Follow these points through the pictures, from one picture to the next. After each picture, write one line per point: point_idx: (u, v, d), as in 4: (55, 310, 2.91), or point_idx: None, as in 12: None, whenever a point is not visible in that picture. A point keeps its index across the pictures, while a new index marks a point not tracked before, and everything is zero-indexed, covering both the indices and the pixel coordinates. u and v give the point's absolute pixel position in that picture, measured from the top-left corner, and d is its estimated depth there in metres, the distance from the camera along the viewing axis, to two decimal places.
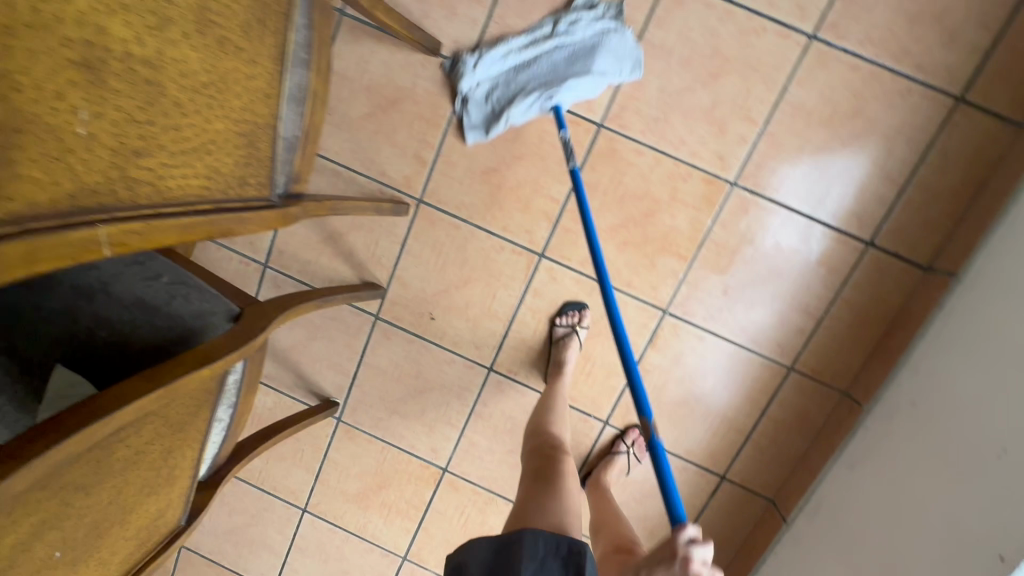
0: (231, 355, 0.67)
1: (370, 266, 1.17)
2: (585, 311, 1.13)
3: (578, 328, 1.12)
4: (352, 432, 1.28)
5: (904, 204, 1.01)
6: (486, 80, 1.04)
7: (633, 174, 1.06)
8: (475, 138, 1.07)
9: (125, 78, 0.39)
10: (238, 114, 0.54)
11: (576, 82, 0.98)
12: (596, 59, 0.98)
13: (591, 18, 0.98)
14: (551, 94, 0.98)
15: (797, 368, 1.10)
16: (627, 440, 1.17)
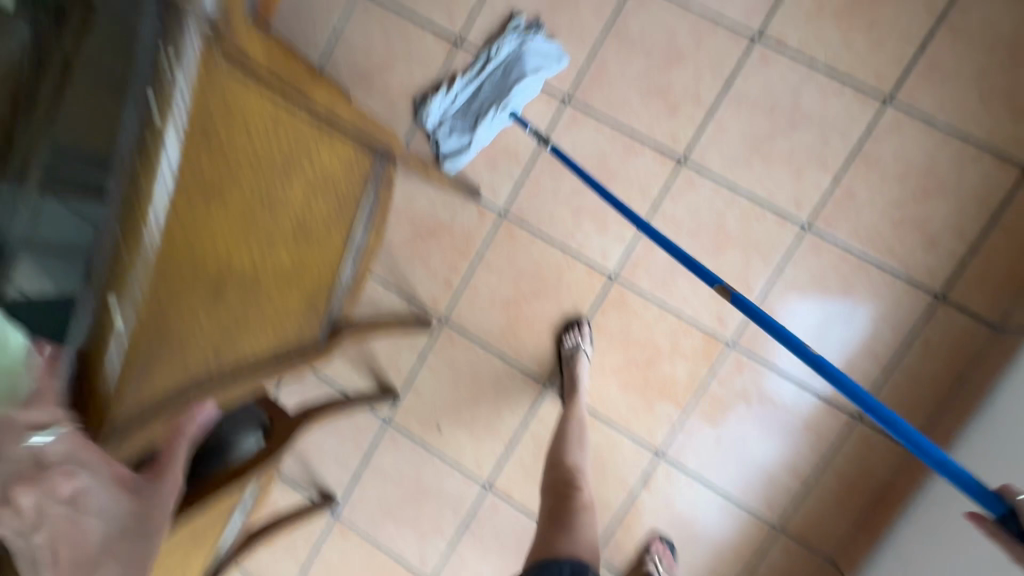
0: (259, 472, 0.74)
1: (390, 373, 1.27)
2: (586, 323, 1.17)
3: (581, 344, 1.15)
4: (347, 530, 1.31)
5: (889, 384, 1.08)
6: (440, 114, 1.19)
7: (639, 323, 1.16)
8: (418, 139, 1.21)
9: (235, 285, 0.56)
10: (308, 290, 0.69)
11: (526, 88, 1.13)
12: (526, 62, 1.12)
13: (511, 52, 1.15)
14: (505, 104, 1.13)
15: (784, 528, 1.13)
16: (654, 555, 1.14)
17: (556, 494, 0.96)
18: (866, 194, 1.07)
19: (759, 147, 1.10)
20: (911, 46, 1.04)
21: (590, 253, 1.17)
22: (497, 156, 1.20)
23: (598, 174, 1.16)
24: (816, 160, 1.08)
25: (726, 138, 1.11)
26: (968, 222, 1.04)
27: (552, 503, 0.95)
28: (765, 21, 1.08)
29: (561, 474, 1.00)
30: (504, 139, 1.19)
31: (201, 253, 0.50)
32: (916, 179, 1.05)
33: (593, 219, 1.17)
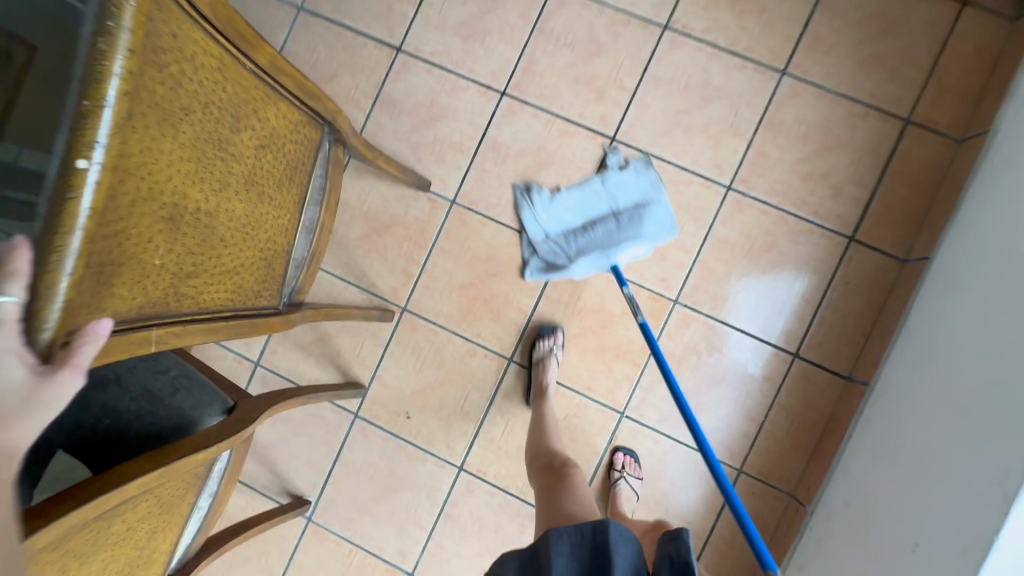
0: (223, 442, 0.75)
1: (355, 366, 1.28)
2: (560, 332, 1.21)
3: (554, 349, 1.19)
4: (322, 533, 1.28)
5: (819, 322, 1.18)
6: (552, 232, 1.23)
7: (590, 290, 1.23)
8: (533, 275, 1.23)
9: (192, 209, 0.54)
10: (274, 233, 0.72)
11: (628, 247, 1.18)
12: (644, 226, 1.19)
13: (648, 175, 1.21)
14: (608, 253, 1.18)
15: (745, 469, 1.18)
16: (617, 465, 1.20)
17: (548, 473, 0.98)
18: (776, 154, 1.19)
19: (678, 120, 1.22)
20: (796, 26, 1.20)
21: (538, 231, 1.24)
22: (444, 148, 1.28)
23: (539, 156, 1.25)
24: (729, 128, 1.21)
25: (649, 116, 1.23)
26: (864, 171, 1.17)
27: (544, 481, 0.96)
28: (670, 14, 1.23)
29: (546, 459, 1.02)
30: (449, 132, 1.28)
31: (164, 181, 0.49)
32: (816, 138, 1.19)
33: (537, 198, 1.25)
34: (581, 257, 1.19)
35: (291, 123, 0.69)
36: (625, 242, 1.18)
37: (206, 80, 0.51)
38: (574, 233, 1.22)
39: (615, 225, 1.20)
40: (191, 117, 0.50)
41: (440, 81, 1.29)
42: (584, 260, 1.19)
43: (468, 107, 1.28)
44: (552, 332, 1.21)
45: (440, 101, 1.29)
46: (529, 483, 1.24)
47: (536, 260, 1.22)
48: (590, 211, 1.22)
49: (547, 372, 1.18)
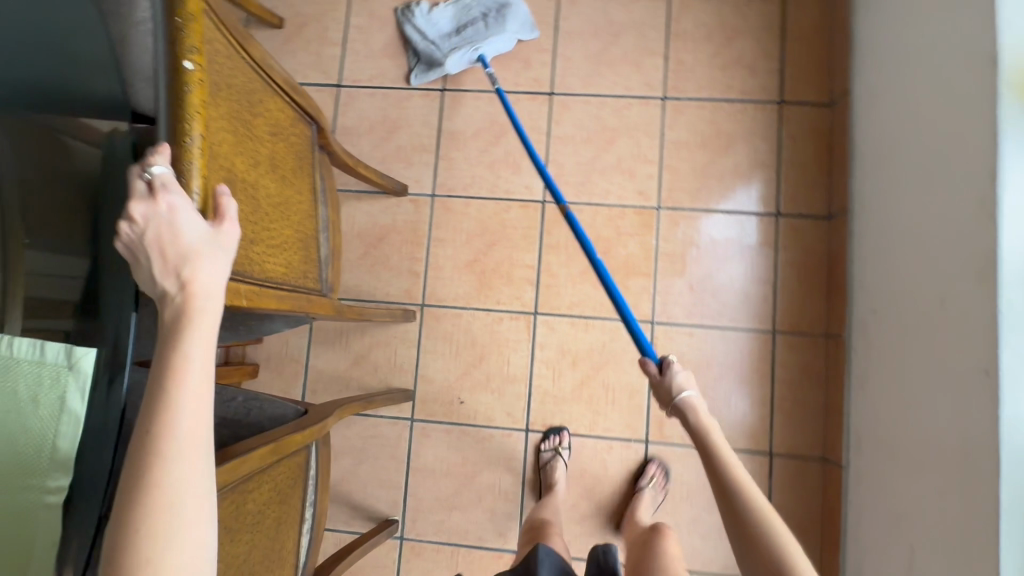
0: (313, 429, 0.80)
1: (395, 375, 1.32)
2: (565, 432, 1.26)
3: (560, 450, 1.25)
4: (419, 546, 1.28)
5: (785, 179, 1.30)
6: (429, 42, 1.37)
7: (581, 225, 1.33)
8: (419, 79, 1.39)
9: (242, 181, 0.63)
10: (303, 220, 0.79)
11: (493, 42, 1.33)
12: (508, 24, 1.32)
13: (511, 15, 1.33)
14: (476, 47, 1.32)
15: (778, 328, 1.26)
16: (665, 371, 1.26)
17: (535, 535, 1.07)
18: (691, 58, 1.35)
19: (600, 59, 1.37)
20: None
21: (517, 192, 1.35)
22: (409, 153, 1.39)
23: (494, 130, 1.37)
24: (645, 50, 1.36)
25: (574, 64, 1.37)
26: (767, 45, 1.34)
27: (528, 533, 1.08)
28: None
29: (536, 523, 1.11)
30: (408, 139, 1.39)
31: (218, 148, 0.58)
32: (718, 33, 1.35)
33: (506, 166, 1.36)
34: (451, 49, 1.33)
35: (289, 120, 0.78)
36: (481, 43, 1.32)
37: (226, 69, 0.61)
38: (446, 35, 1.35)
39: (477, 25, 1.33)
40: (223, 98, 0.60)
41: (386, 99, 1.41)
42: (457, 54, 1.33)
43: (418, 112, 1.40)
44: (559, 431, 1.27)
45: (391, 115, 1.40)
46: (594, 419, 1.27)
47: (419, 64, 1.38)
48: (456, 22, 1.36)
49: (556, 473, 1.21)
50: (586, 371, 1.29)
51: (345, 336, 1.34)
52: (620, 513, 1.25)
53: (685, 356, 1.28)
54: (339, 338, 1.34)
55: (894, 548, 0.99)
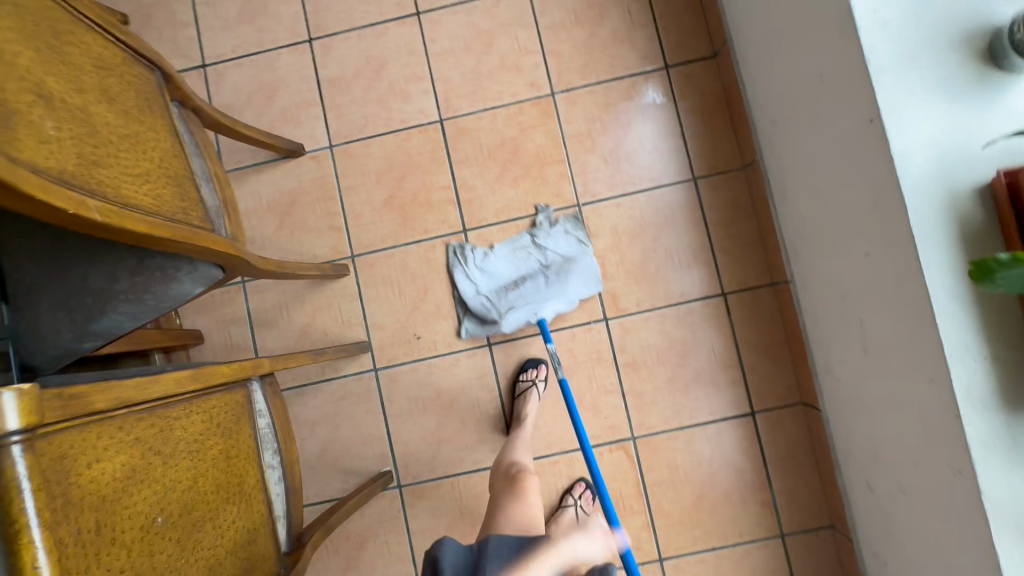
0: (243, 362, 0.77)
1: (347, 332, 1.30)
2: (544, 365, 1.25)
3: (537, 381, 1.23)
4: (419, 489, 1.27)
5: (664, 32, 1.30)
6: (478, 284, 1.27)
7: (485, 133, 1.31)
8: (469, 329, 1.27)
9: (59, 100, 0.60)
10: (166, 155, 0.75)
11: (550, 304, 1.24)
12: (572, 279, 1.25)
13: (558, 232, 1.28)
14: (535, 310, 1.23)
15: (698, 174, 1.28)
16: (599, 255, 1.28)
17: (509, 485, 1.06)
18: None
19: None
20: None
21: (413, 119, 1.33)
22: (295, 112, 1.35)
23: (372, 65, 1.34)
24: None
25: None
26: None
27: (497, 488, 1.05)
28: None
29: (508, 470, 1.09)
30: (290, 99, 1.35)
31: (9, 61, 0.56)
32: None
33: (395, 96, 1.33)
34: (508, 292, 1.26)
35: (118, 56, 0.74)
36: (541, 308, 1.24)
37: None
38: (502, 290, 1.26)
39: (536, 280, 1.25)
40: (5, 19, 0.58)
41: (256, 66, 1.36)
42: (515, 312, 1.25)
43: (292, 69, 1.36)
44: (536, 364, 1.25)
45: (266, 80, 1.36)
46: (551, 313, 1.28)
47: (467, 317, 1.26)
48: (516, 271, 1.27)
49: (530, 403, 1.22)
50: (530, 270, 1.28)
51: (286, 309, 1.31)
52: (601, 395, 1.26)
53: (618, 227, 1.28)
54: (279, 314, 1.31)
55: (846, 331, 1.02)
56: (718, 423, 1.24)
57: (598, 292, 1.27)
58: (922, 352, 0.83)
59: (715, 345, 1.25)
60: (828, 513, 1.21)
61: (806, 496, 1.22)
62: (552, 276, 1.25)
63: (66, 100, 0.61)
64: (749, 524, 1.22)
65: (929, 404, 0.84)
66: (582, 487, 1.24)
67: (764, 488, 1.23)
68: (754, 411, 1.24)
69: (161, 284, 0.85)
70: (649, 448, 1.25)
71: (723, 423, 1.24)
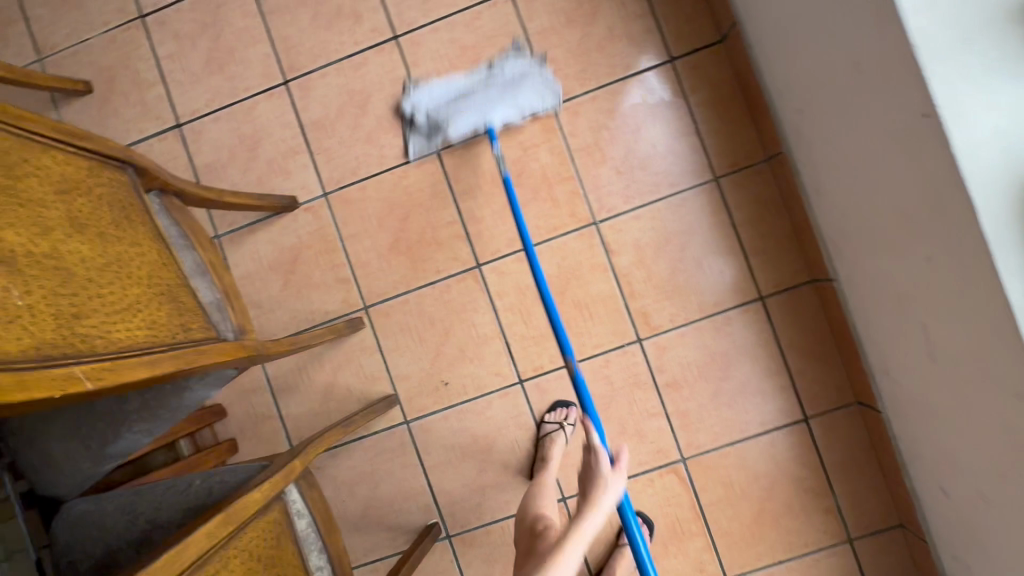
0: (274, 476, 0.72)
1: (371, 386, 1.24)
2: (574, 407, 1.20)
3: (564, 425, 1.18)
4: (469, 537, 1.23)
5: (664, 21, 1.19)
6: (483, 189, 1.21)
7: (485, 158, 1.23)
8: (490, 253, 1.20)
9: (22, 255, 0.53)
10: (153, 270, 0.69)
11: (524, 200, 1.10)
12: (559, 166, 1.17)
13: (513, 64, 1.21)
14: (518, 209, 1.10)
15: (719, 173, 1.18)
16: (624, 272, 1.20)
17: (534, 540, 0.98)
18: None
19: None
20: None
21: (407, 154, 1.24)
22: (282, 163, 1.26)
23: (356, 101, 1.25)
24: None
25: None
26: None
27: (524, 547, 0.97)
28: None
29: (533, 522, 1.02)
30: (275, 149, 1.27)
31: None
32: None
33: (384, 131, 1.24)
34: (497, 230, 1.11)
35: (85, 168, 0.67)
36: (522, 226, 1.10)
37: None
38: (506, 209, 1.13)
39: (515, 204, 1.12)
40: None
41: (233, 118, 1.27)
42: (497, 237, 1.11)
43: (271, 116, 1.27)
44: (565, 407, 1.20)
45: (247, 132, 1.27)
46: (580, 340, 1.21)
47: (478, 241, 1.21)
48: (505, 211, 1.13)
49: (556, 447, 1.15)
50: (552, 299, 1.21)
51: (305, 371, 1.25)
52: (644, 419, 1.20)
53: (640, 241, 1.20)
54: (299, 376, 1.26)
55: (906, 336, 0.94)
56: (770, 433, 1.18)
57: (627, 312, 1.20)
58: (1001, 366, 0.76)
59: (757, 353, 1.18)
60: (896, 512, 1.16)
61: (871, 498, 1.16)
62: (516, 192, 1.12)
63: (31, 251, 0.54)
64: (814, 533, 1.18)
65: (1015, 419, 0.77)
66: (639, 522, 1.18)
67: (826, 495, 1.17)
68: (806, 417, 1.18)
69: (174, 397, 0.79)
70: (701, 467, 1.19)
71: (776, 433, 1.18)
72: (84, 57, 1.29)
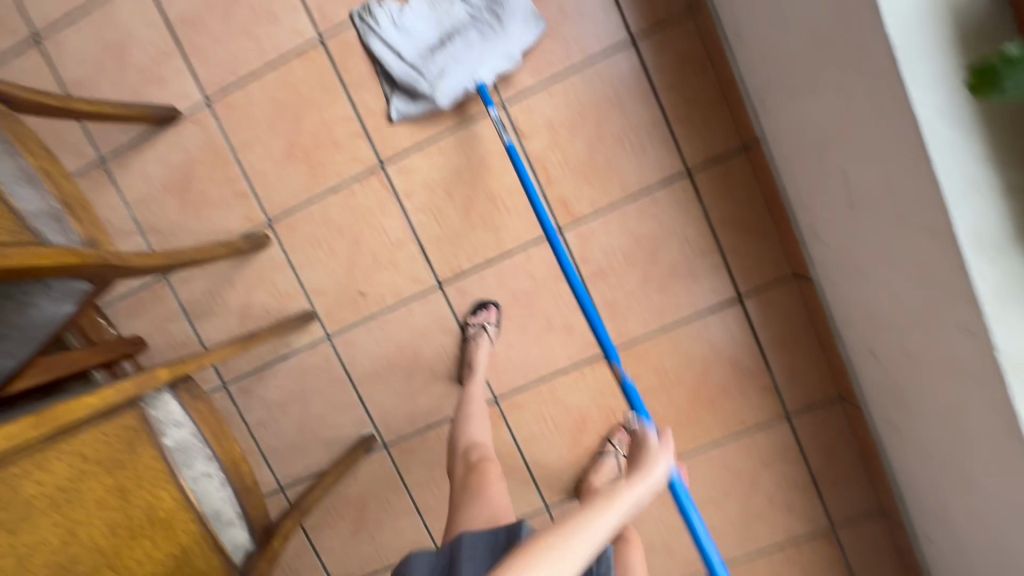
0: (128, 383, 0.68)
1: (288, 305, 1.19)
2: (495, 306, 1.14)
3: (484, 327, 1.13)
4: (407, 445, 1.22)
5: None
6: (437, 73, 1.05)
7: (374, 42, 1.09)
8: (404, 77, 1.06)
9: None
10: None
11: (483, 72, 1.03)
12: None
13: None
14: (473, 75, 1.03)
15: (636, 32, 1.05)
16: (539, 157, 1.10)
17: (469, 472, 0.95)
18: None
19: None
20: None
21: (289, 45, 1.10)
22: (155, 70, 1.14)
23: None
24: None
25: None
26: None
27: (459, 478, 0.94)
28: None
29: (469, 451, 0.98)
30: (144, 54, 1.14)
31: None
32: None
33: (260, 21, 1.10)
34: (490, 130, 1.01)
35: None
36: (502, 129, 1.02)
37: None
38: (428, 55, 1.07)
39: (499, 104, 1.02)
40: None
41: (93, 23, 1.14)
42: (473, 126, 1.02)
43: (135, 16, 1.13)
44: (487, 307, 1.14)
45: (112, 39, 1.14)
46: (499, 237, 1.13)
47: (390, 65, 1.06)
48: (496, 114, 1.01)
49: (477, 351, 1.11)
50: (465, 194, 1.12)
51: (218, 295, 1.20)
52: (573, 313, 1.15)
53: (554, 119, 1.08)
54: (213, 301, 1.20)
55: (829, 189, 0.85)
56: (703, 317, 1.12)
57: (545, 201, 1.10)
58: (914, 199, 0.67)
59: (688, 233, 1.10)
60: (836, 384, 1.12)
61: (808, 373, 1.12)
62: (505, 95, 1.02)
63: None
64: (752, 411, 1.15)
65: (930, 260, 0.69)
66: (622, 431, 1.17)
67: (763, 374, 1.14)
68: (740, 297, 1.11)
69: (16, 313, 0.73)
70: (633, 357, 1.15)
71: (709, 315, 1.12)
72: None
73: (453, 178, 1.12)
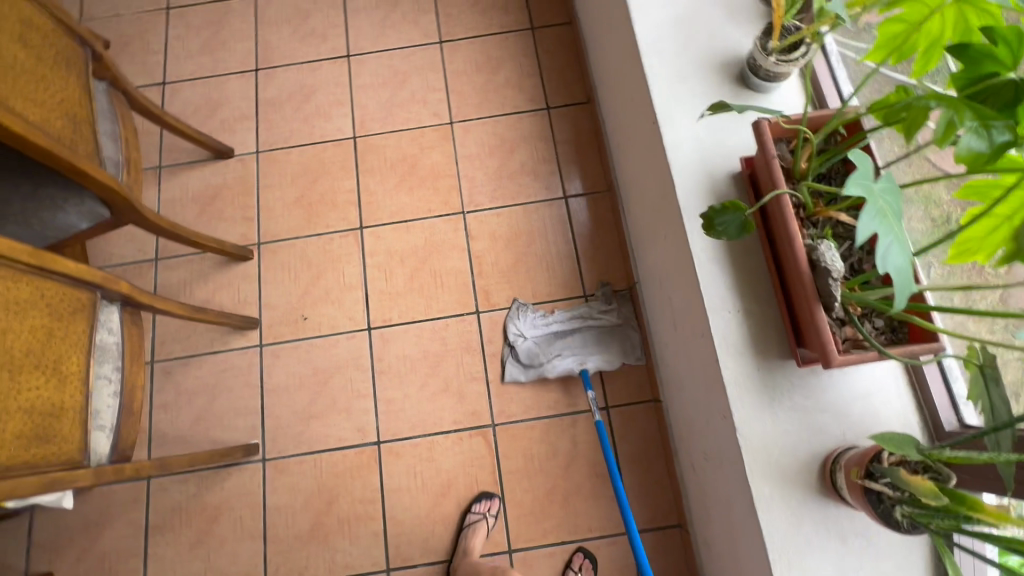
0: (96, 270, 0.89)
1: (240, 309, 1.40)
2: (497, 499, 1.26)
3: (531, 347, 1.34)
4: (282, 464, 1.30)
5: (549, 83, 1.58)
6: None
7: (390, 149, 1.52)
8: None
9: None
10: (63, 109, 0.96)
11: None
12: None
13: None
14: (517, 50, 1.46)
15: (569, 194, 1.47)
16: (478, 253, 1.43)
17: None
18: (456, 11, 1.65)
19: (385, 23, 1.64)
20: None
21: (331, 135, 1.54)
22: (232, 124, 1.57)
23: (303, 91, 1.59)
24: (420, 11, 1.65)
25: (363, 31, 1.64)
26: None
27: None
28: None
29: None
30: (229, 113, 1.58)
31: None
32: None
33: (318, 116, 1.56)
34: (564, 369, 1.31)
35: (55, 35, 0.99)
36: (589, 360, 1.32)
37: None
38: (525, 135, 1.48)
39: (586, 344, 1.34)
40: None
41: (206, 86, 1.61)
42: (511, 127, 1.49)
43: (236, 89, 1.60)
44: (489, 498, 1.25)
45: (213, 98, 1.60)
46: (428, 303, 1.40)
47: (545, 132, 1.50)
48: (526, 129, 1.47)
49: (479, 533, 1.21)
50: (415, 264, 1.42)
51: (189, 286, 1.42)
52: (468, 381, 1.34)
53: (497, 232, 1.44)
54: (182, 290, 1.42)
55: (666, 315, 1.14)
56: (574, 415, 1.31)
57: (474, 287, 1.40)
58: (697, 312, 0.95)
59: (575, 341, 1.36)
60: (676, 511, 1.24)
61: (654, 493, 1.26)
62: (600, 340, 1.34)
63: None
64: (598, 519, 1.25)
65: (706, 360, 0.94)
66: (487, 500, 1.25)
67: (616, 484, 1.27)
68: (607, 406, 1.31)
69: (50, 212, 1.00)
70: (506, 435, 1.30)
71: (578, 415, 1.31)
72: (113, 25, 1.67)
73: (409, 251, 1.43)
